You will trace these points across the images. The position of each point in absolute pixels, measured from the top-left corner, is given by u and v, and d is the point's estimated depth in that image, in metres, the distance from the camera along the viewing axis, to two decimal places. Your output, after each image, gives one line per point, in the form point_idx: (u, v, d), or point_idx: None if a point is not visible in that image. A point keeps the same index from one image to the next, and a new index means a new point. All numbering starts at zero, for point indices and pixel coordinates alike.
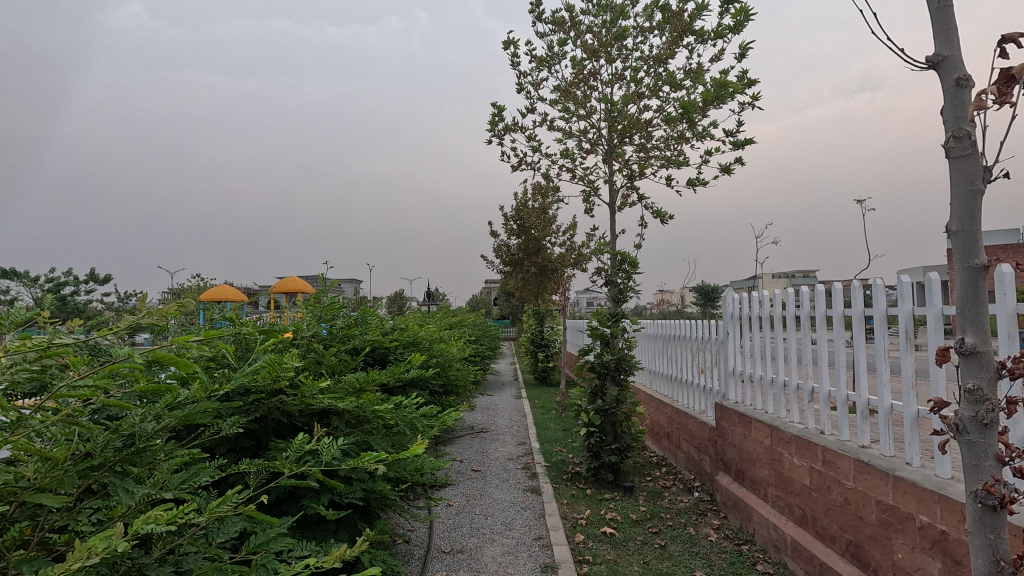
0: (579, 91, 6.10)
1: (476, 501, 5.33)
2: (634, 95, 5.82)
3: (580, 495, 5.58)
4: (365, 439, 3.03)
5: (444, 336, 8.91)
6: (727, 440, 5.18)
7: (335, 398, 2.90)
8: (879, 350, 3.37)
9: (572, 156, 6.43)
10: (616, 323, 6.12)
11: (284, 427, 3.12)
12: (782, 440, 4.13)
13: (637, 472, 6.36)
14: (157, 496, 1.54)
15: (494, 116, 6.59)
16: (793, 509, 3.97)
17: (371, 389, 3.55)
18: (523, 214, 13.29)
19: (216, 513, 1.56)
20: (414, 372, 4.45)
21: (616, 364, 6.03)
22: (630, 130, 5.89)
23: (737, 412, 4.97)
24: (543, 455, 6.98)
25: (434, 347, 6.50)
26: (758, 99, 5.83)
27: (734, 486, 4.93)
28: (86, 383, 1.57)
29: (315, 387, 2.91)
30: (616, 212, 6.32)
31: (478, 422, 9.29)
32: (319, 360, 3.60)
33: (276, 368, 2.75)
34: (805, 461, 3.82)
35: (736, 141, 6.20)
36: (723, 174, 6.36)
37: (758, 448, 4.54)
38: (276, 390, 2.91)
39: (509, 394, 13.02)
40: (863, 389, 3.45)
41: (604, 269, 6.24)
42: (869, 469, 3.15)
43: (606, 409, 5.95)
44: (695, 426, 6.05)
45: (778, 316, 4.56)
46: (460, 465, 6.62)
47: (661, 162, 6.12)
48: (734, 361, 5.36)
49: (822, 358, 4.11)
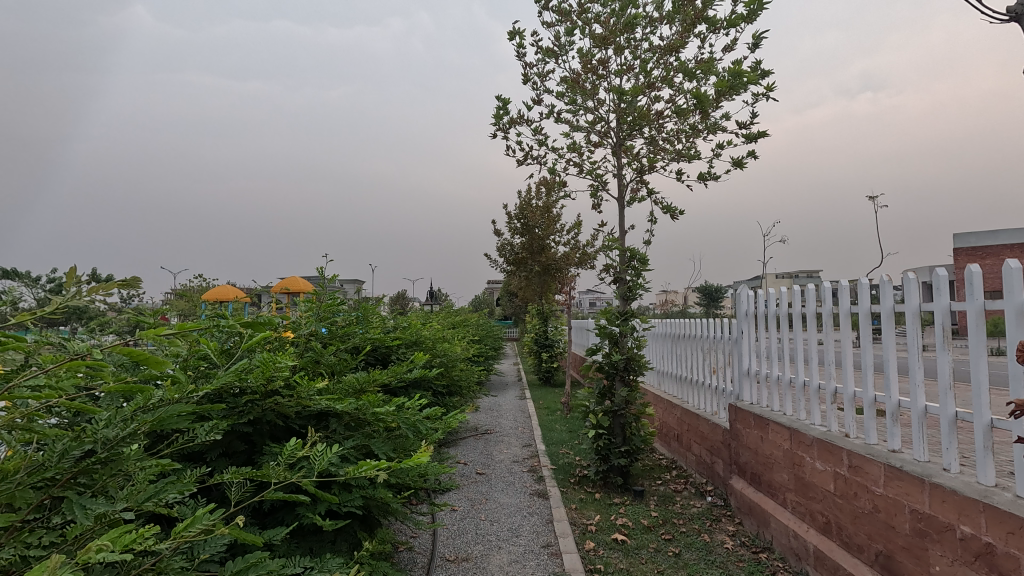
0: (587, 83, 5.91)
1: (481, 505, 5.15)
2: (644, 86, 5.63)
3: (589, 500, 5.39)
4: (366, 443, 2.84)
5: (447, 335, 8.72)
6: (742, 443, 4.98)
7: (333, 399, 2.73)
8: (911, 349, 3.17)
9: (579, 149, 6.24)
10: (626, 321, 5.90)
11: (282, 430, 2.96)
12: (803, 443, 3.93)
13: (646, 476, 6.17)
14: (121, 516, 1.36)
15: (499, 109, 6.40)
16: (815, 516, 3.78)
17: (372, 390, 3.38)
18: (527, 212, 13.11)
19: (182, 537, 1.38)
20: (418, 372, 4.27)
21: (625, 364, 5.84)
22: (639, 123, 5.70)
23: (752, 413, 4.77)
24: (549, 457, 6.79)
25: (438, 347, 6.33)
26: (773, 90, 5.63)
27: (750, 491, 4.74)
28: (44, 382, 1.38)
29: (312, 389, 2.75)
30: (625, 207, 6.12)
31: (481, 423, 9.13)
32: (315, 360, 3.42)
33: (265, 369, 2.62)
34: (829, 466, 3.62)
35: (748, 134, 5.99)
36: (735, 169, 6.16)
37: (776, 451, 4.35)
38: (270, 391, 2.77)
39: (513, 394, 12.83)
40: (893, 390, 3.24)
41: (613, 266, 6.05)
42: (901, 475, 2.95)
43: (615, 410, 5.79)
44: (707, 428, 5.86)
45: (796, 314, 4.36)
46: (464, 468, 6.43)
47: (671, 155, 5.93)
48: (748, 361, 5.18)
49: (846, 358, 3.91)
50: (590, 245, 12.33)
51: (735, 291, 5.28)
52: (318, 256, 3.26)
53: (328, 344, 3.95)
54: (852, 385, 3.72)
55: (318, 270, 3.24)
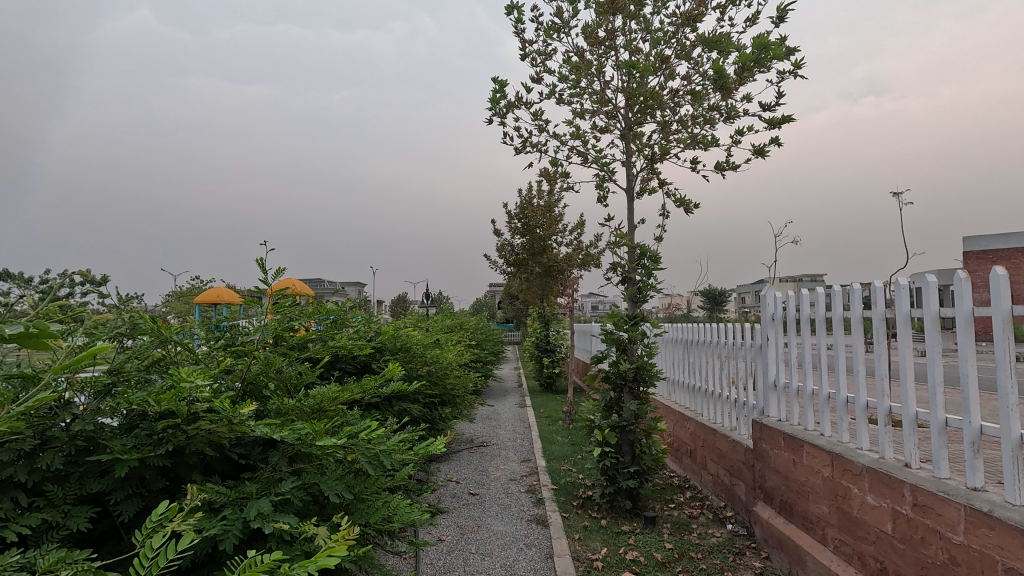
0: (592, 60, 5.29)
1: (472, 535, 4.56)
2: (658, 62, 5.01)
3: (594, 528, 4.78)
4: (312, 482, 2.24)
5: (441, 340, 8.12)
6: (768, 466, 4.37)
7: (270, 427, 2.16)
8: (1000, 368, 2.52)
9: (583, 136, 5.62)
10: (635, 326, 5.26)
11: (216, 460, 2.40)
12: (849, 472, 3.33)
13: (657, 498, 5.55)
14: None
15: (495, 92, 5.78)
16: (866, 561, 3.17)
17: (335, 411, 2.81)
18: (527, 211, 12.52)
19: None
20: (394, 387, 3.67)
21: (635, 374, 5.22)
22: (650, 105, 5.09)
23: (782, 432, 4.15)
24: (550, 475, 6.17)
25: (428, 355, 5.75)
26: (800, 68, 5.02)
27: (780, 522, 4.11)
28: None
29: (243, 414, 2.15)
30: (634, 199, 5.51)
31: (477, 434, 8.53)
32: (261, 374, 2.81)
33: (172, 391, 2.09)
34: (885, 502, 3.01)
35: (771, 119, 5.38)
36: (756, 158, 5.56)
37: (812, 477, 3.74)
38: (192, 415, 2.23)
39: (512, 402, 12.18)
40: (971, 413, 2.63)
41: (620, 264, 5.44)
42: (991, 522, 2.37)
43: (623, 426, 5.18)
44: (725, 445, 5.26)
45: (837, 318, 3.73)
46: (455, 488, 5.82)
47: (683, 142, 5.36)
48: (776, 372, 4.56)
49: (885, 368, 3.31)
50: (593, 245, 11.75)
51: (761, 292, 4.66)
52: (260, 243, 2.65)
53: (284, 353, 3.30)
54: (913, 404, 3.03)
55: (258, 265, 2.61)
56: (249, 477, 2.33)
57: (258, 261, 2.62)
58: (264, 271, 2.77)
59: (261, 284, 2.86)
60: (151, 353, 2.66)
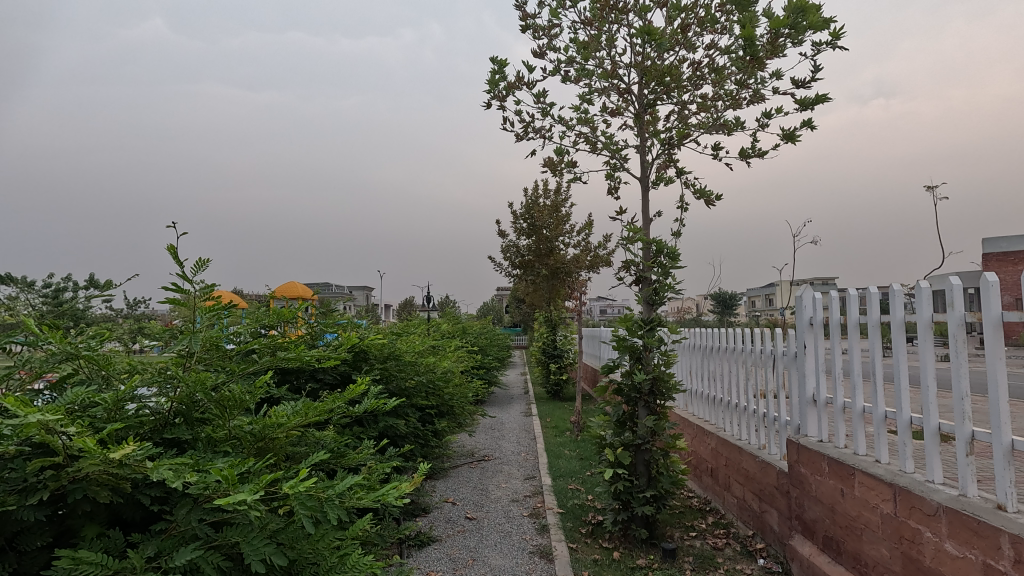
0: (603, 32, 4.72)
1: (465, 570, 3.99)
2: (677, 31, 4.42)
3: (606, 562, 4.19)
4: (234, 542, 1.69)
5: (439, 347, 7.56)
6: (808, 494, 3.76)
7: (169, 472, 1.60)
8: None
9: (592, 119, 5.04)
10: (651, 332, 4.66)
11: (122, 507, 1.87)
12: (919, 511, 2.73)
13: (676, 523, 4.96)
14: None
15: (494, 72, 5.22)
16: None
17: (281, 442, 2.24)
18: (534, 211, 11.96)
19: None
20: (369, 404, 3.13)
21: (651, 386, 4.61)
22: (669, 81, 4.50)
23: (827, 457, 3.54)
24: (556, 496, 5.59)
25: (420, 365, 5.18)
26: (839, 39, 4.42)
27: (824, 561, 3.50)
28: None
29: (128, 455, 1.59)
30: (649, 189, 4.93)
31: (478, 447, 7.95)
32: (193, 398, 2.21)
33: (24, 424, 1.52)
34: (972, 553, 2.42)
35: (804, 99, 4.80)
36: (785, 143, 4.98)
37: (867, 513, 3.14)
38: (74, 452, 1.69)
39: (518, 411, 11.57)
40: None
41: (633, 262, 4.86)
42: None
43: (638, 444, 4.60)
44: (752, 467, 4.65)
45: (898, 322, 3.08)
46: (451, 511, 5.25)
47: (703, 125, 4.79)
48: (815, 385, 3.94)
49: (964, 383, 2.64)
50: (603, 245, 11.17)
51: (797, 293, 4.05)
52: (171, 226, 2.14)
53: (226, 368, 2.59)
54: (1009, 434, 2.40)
55: (170, 252, 2.15)
56: (157, 532, 1.79)
57: (169, 247, 2.13)
58: (180, 263, 2.27)
59: (181, 279, 2.34)
60: (54, 369, 2.13)
